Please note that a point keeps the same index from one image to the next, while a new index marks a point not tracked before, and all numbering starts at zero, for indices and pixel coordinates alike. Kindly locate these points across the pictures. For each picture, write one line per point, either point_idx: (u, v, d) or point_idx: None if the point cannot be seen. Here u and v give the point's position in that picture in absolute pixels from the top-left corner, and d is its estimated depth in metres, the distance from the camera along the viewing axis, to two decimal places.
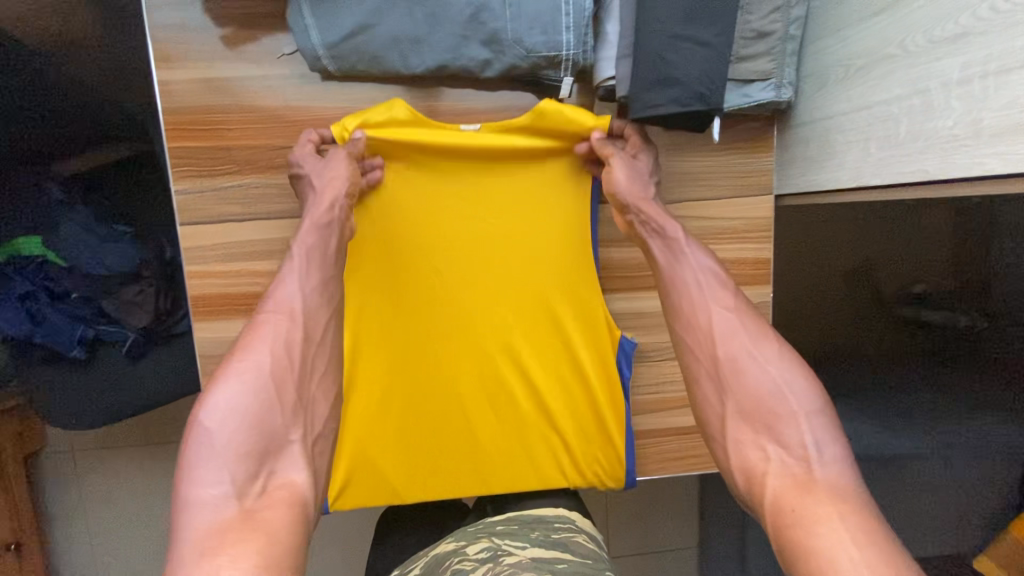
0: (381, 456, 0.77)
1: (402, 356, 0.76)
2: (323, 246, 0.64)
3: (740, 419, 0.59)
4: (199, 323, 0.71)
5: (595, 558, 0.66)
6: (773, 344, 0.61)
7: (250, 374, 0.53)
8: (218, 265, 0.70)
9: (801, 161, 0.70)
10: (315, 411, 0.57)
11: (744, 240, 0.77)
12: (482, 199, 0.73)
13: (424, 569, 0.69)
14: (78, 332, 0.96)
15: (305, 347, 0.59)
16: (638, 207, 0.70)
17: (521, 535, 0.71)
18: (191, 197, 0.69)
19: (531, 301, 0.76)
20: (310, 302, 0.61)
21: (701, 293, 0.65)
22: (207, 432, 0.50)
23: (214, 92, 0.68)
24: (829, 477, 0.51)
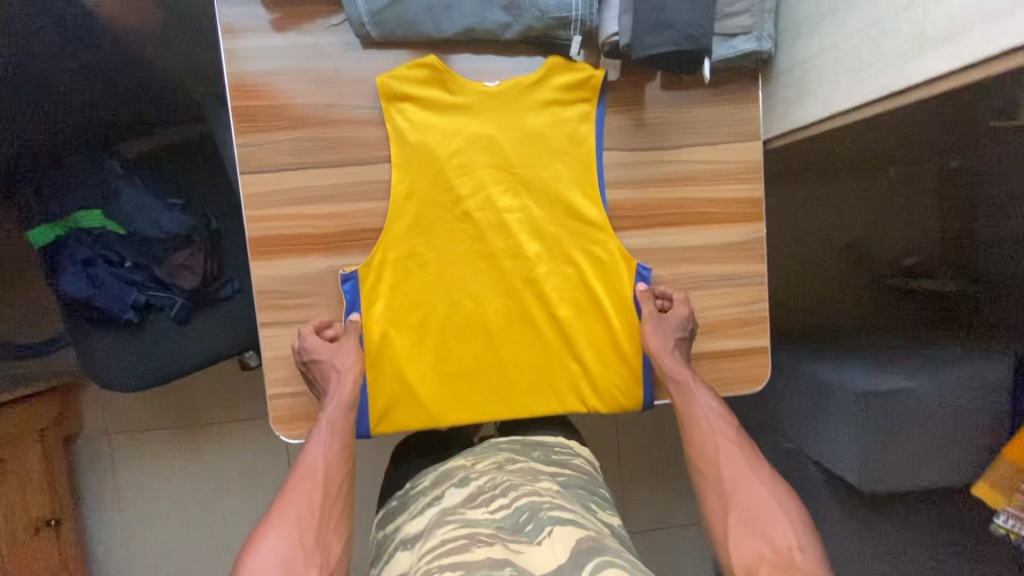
0: (421, 385, 0.85)
1: (434, 291, 0.84)
2: (342, 416, 0.78)
3: (739, 526, 0.70)
4: (256, 262, 0.80)
5: (585, 478, 0.89)
6: (767, 469, 0.75)
7: (280, 531, 0.65)
8: (274, 209, 0.79)
9: (784, 105, 0.80)
10: (332, 550, 0.67)
11: (737, 182, 0.86)
12: (506, 146, 0.83)
13: (435, 478, 0.89)
14: (131, 297, 1.04)
15: (326, 501, 0.71)
16: (658, 358, 0.83)
17: (525, 453, 0.93)
18: (251, 149, 0.79)
19: (549, 234, 0.86)
20: (330, 460, 0.74)
21: (709, 423, 0.80)
22: (249, 572, 0.62)
23: (270, 58, 0.78)
24: (811, 569, 0.62)
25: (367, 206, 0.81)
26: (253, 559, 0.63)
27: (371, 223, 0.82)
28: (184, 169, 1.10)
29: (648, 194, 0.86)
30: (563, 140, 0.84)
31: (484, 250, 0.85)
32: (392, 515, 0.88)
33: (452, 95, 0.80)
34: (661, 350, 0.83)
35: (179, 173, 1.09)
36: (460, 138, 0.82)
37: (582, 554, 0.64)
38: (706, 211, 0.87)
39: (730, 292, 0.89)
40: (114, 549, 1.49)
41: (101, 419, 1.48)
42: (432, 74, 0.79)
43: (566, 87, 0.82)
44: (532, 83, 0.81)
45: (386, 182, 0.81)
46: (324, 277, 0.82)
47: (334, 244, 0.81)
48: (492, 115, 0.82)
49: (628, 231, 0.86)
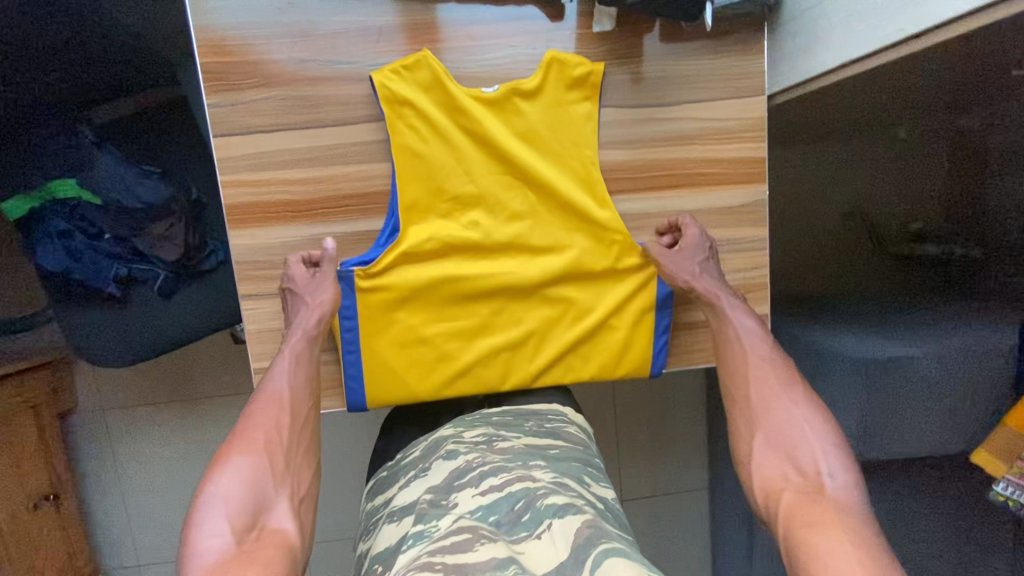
0: (415, 384, 0.81)
1: (432, 289, 0.80)
2: (308, 348, 0.75)
3: (765, 448, 0.69)
4: (234, 231, 0.77)
5: (586, 446, 0.81)
6: (802, 391, 0.73)
7: (250, 450, 0.65)
8: (250, 174, 0.75)
9: (791, 55, 0.75)
10: (302, 477, 0.68)
11: (739, 140, 0.82)
12: (503, 142, 0.77)
13: (426, 448, 0.79)
14: (113, 270, 1.01)
15: (293, 427, 0.71)
16: (691, 286, 0.79)
17: (517, 427, 0.82)
18: (223, 110, 0.74)
19: (552, 227, 0.81)
20: (296, 389, 0.73)
21: (742, 345, 0.78)
22: (213, 494, 0.61)
23: (237, 8, 0.72)
24: (838, 492, 0.61)
25: (350, 170, 0.77)
26: (218, 479, 0.62)
27: (351, 187, 0.78)
28: (155, 136, 1.04)
29: (645, 156, 0.81)
30: (574, 133, 0.79)
31: (486, 248, 0.80)
32: (382, 486, 0.77)
33: (446, 95, 0.76)
34: (688, 279, 0.79)
35: (151, 140, 1.04)
36: (451, 136, 0.77)
37: (582, 547, 0.54)
38: (706, 172, 0.82)
39: (730, 257, 0.85)
40: (117, 520, 1.51)
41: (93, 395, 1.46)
42: (430, 78, 0.75)
43: (568, 71, 0.77)
44: (534, 85, 0.77)
45: (368, 144, 0.77)
46: (306, 246, 0.78)
47: (316, 212, 0.78)
48: (495, 119, 0.77)
49: (626, 194, 0.82)
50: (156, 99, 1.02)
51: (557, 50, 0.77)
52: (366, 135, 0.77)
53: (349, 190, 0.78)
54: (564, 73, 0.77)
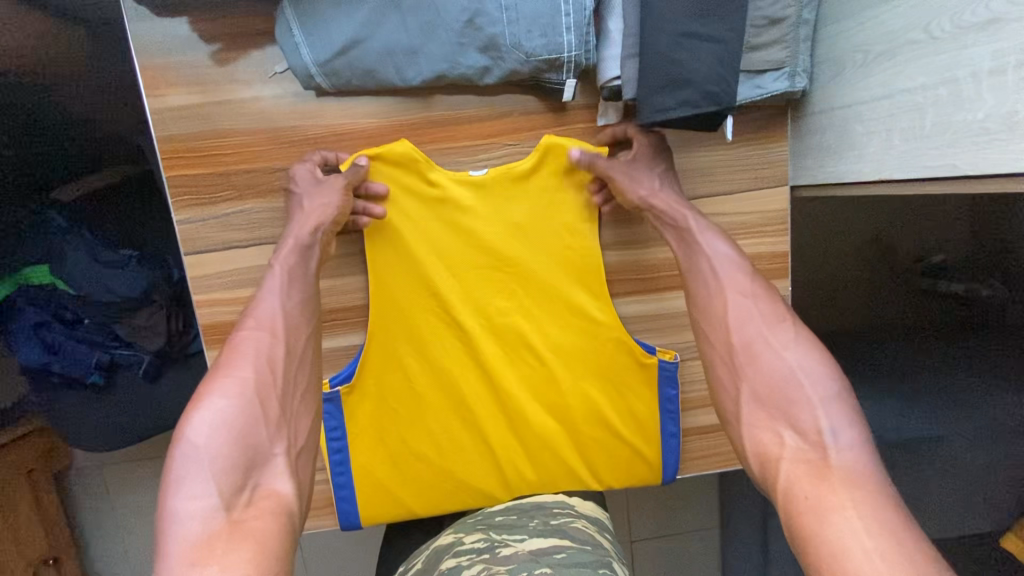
0: (406, 496, 0.76)
1: (423, 401, 0.74)
2: (302, 265, 0.64)
3: (754, 404, 0.58)
4: (211, 350, 0.71)
5: (594, 544, 0.65)
6: (792, 330, 0.59)
7: (236, 391, 0.53)
8: (226, 292, 0.69)
9: (818, 151, 0.68)
10: (301, 423, 0.57)
11: (759, 235, 0.75)
12: (490, 235, 0.71)
13: (427, 561, 0.69)
14: (94, 357, 0.96)
15: (289, 361, 0.59)
16: (648, 205, 0.68)
17: (521, 527, 0.69)
18: (193, 225, 0.68)
19: (552, 334, 0.74)
20: (290, 313, 0.61)
21: (718, 280, 0.64)
22: (190, 446, 0.49)
23: (203, 116, 0.66)
24: (847, 463, 0.49)
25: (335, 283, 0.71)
26: (196, 421, 0.51)
27: (336, 301, 0.74)
28: (130, 216, 0.96)
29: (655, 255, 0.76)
30: (570, 214, 0.72)
31: (476, 346, 0.73)
32: None
33: (425, 186, 0.69)
34: (645, 197, 0.68)
35: (125, 220, 0.96)
36: (434, 229, 0.70)
37: None
38: None
39: None
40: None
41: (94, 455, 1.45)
42: (409, 166, 0.68)
43: (566, 170, 0.70)
44: (526, 168, 0.70)
45: None
46: None
47: None
48: (481, 207, 0.70)
49: (633, 294, 0.77)
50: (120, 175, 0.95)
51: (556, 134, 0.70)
52: None
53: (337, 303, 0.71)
54: (562, 155, 0.70)
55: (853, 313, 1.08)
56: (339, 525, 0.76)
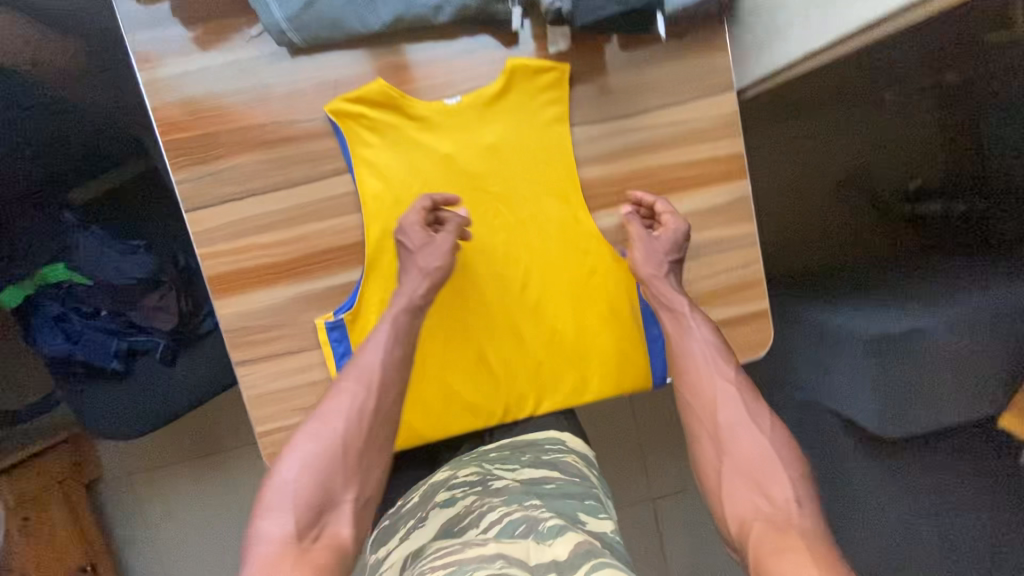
0: (413, 420, 0.81)
1: (423, 326, 0.80)
2: (409, 320, 0.73)
3: (733, 475, 0.70)
4: (220, 299, 0.77)
5: (582, 478, 0.79)
6: (770, 420, 0.73)
7: (319, 440, 0.67)
8: (227, 242, 0.75)
9: (754, 48, 0.74)
10: (370, 475, 0.69)
11: (714, 141, 0.80)
12: (467, 161, 0.76)
13: (423, 494, 0.79)
14: (113, 345, 1.03)
15: (374, 416, 0.70)
16: (652, 285, 0.78)
17: (513, 460, 0.82)
18: (192, 184, 0.74)
19: (536, 254, 0.80)
20: (387, 365, 0.71)
21: (708, 365, 0.76)
22: (279, 484, 0.65)
23: (192, 83, 0.73)
24: (804, 526, 0.64)
25: (325, 225, 0.77)
26: (284, 464, 0.66)
27: (329, 241, 0.77)
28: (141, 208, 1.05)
29: (623, 169, 0.80)
30: (538, 135, 0.77)
31: (464, 270, 0.80)
32: (384, 538, 0.75)
33: (402, 120, 0.75)
34: (652, 276, 0.78)
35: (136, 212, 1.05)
36: (414, 160, 0.76)
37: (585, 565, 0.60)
38: (683, 177, 0.81)
39: (721, 259, 0.83)
40: None
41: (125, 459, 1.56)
42: (385, 101, 0.74)
43: (535, 93, 0.76)
44: (494, 94, 0.75)
45: (341, 196, 0.76)
46: (293, 305, 0.78)
47: (298, 270, 0.77)
48: (453, 135, 0.76)
49: (606, 210, 0.81)
50: (128, 175, 1.04)
51: (518, 57, 0.75)
52: (337, 188, 0.76)
53: (329, 243, 0.77)
54: (528, 76, 0.75)
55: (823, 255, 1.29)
56: None
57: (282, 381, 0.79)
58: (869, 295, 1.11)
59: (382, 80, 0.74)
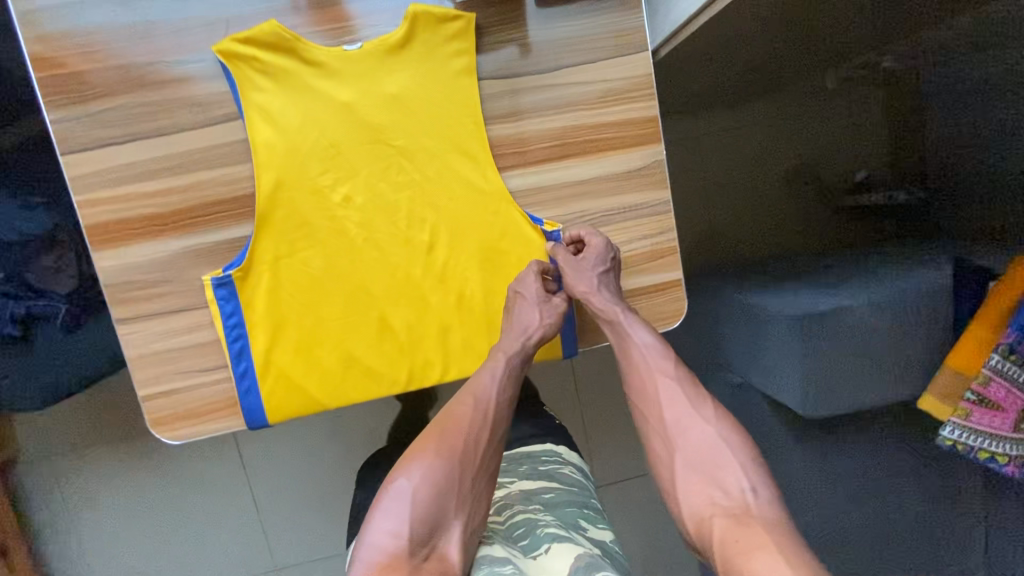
0: (313, 386, 0.77)
1: (322, 287, 0.76)
2: (520, 364, 0.77)
3: (687, 468, 0.68)
4: (98, 252, 0.72)
5: (580, 488, 0.80)
6: (711, 407, 0.72)
7: (446, 454, 0.68)
8: (107, 190, 0.71)
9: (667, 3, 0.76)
10: (481, 504, 0.68)
11: (628, 101, 0.78)
12: (370, 114, 0.74)
13: None
14: (8, 310, 0.94)
15: (488, 445, 0.72)
16: (586, 300, 0.78)
17: (511, 472, 0.83)
18: (68, 126, 0.69)
19: (439, 211, 0.77)
20: (501, 403, 0.74)
21: (648, 365, 0.75)
22: (399, 494, 0.65)
23: (65, 16, 0.68)
24: (764, 513, 0.61)
25: (215, 175, 0.72)
26: (410, 473, 0.67)
27: (219, 192, 0.73)
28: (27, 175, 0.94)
29: (534, 127, 0.77)
30: (444, 87, 0.74)
31: (367, 229, 0.76)
32: None
33: (298, 66, 0.72)
34: (586, 292, 0.78)
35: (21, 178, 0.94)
36: (312, 110, 0.73)
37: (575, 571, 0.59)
38: (597, 138, 0.78)
39: (635, 224, 0.81)
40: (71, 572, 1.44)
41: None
42: (278, 45, 0.71)
43: (440, 43, 0.74)
44: (397, 42, 0.73)
45: (233, 144, 0.72)
46: (179, 260, 0.73)
47: (185, 222, 0.73)
48: (353, 85, 0.73)
49: (517, 168, 0.78)
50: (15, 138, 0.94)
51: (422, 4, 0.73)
52: (229, 136, 0.72)
53: (219, 195, 0.73)
54: (432, 25, 0.73)
55: (762, 242, 1.23)
56: (246, 424, 0.76)
57: (168, 341, 0.75)
58: (798, 277, 1.13)
59: (277, 22, 0.71)
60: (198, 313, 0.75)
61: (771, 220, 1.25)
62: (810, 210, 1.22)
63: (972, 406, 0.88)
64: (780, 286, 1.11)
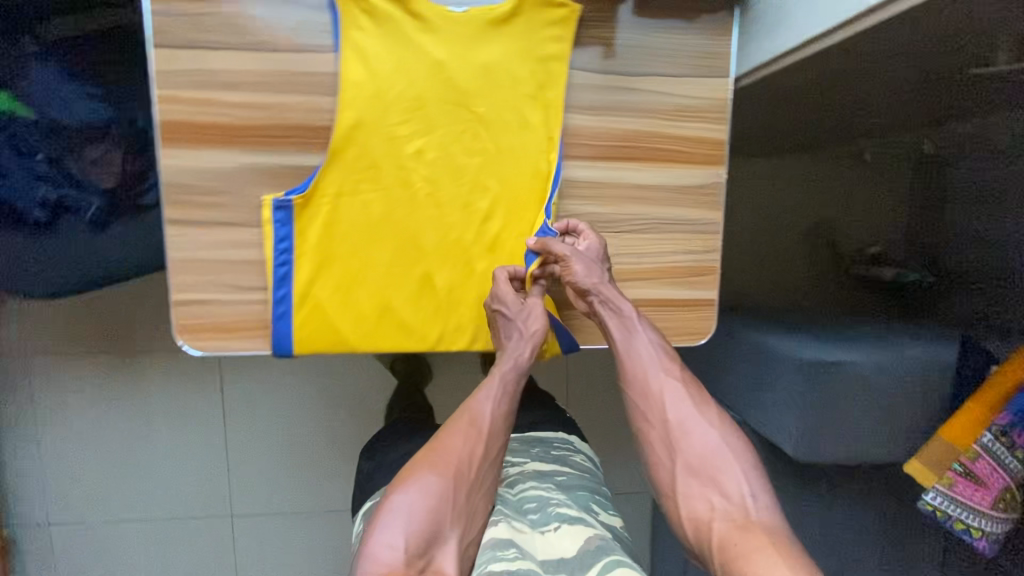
0: (346, 326, 0.77)
1: (375, 231, 0.77)
2: (516, 379, 0.78)
3: (688, 474, 0.69)
4: (166, 149, 0.72)
5: (590, 474, 0.85)
6: (716, 413, 0.74)
7: (443, 470, 0.69)
8: (190, 91, 0.71)
9: (760, 36, 0.79)
10: (476, 518, 0.69)
11: (702, 120, 0.81)
12: (459, 76, 0.75)
13: None
14: (41, 193, 0.95)
15: (484, 460, 0.72)
16: (597, 290, 0.78)
17: (524, 453, 0.87)
18: (167, 20, 0.70)
19: (504, 184, 0.79)
20: (496, 416, 0.76)
21: (651, 362, 0.76)
22: (397, 507, 0.66)
23: None
24: (764, 521, 0.63)
25: (299, 100, 0.73)
26: (408, 489, 0.68)
27: (299, 118, 0.74)
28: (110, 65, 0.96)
29: (612, 124, 0.80)
30: (535, 67, 0.77)
31: (431, 185, 0.77)
32: None
33: (402, 14, 0.73)
34: (595, 284, 0.77)
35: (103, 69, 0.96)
36: (406, 58, 0.74)
37: (591, 552, 0.64)
38: (665, 148, 0.81)
39: (683, 238, 0.83)
40: (28, 465, 1.50)
41: (31, 339, 1.44)
42: None
43: (540, 25, 0.76)
44: (503, 15, 0.75)
45: (324, 75, 0.73)
46: (243, 175, 0.74)
47: (258, 139, 0.73)
48: (449, 45, 0.75)
49: (586, 159, 0.80)
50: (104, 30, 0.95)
51: None
52: (322, 66, 0.73)
53: (299, 120, 0.73)
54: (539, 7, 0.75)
55: (775, 290, 1.28)
56: (271, 348, 0.77)
57: (215, 252, 0.74)
58: (810, 329, 1.17)
59: None
60: (250, 230, 0.75)
61: (787, 272, 1.31)
62: (823, 268, 1.30)
63: (957, 477, 0.92)
64: (796, 333, 1.15)
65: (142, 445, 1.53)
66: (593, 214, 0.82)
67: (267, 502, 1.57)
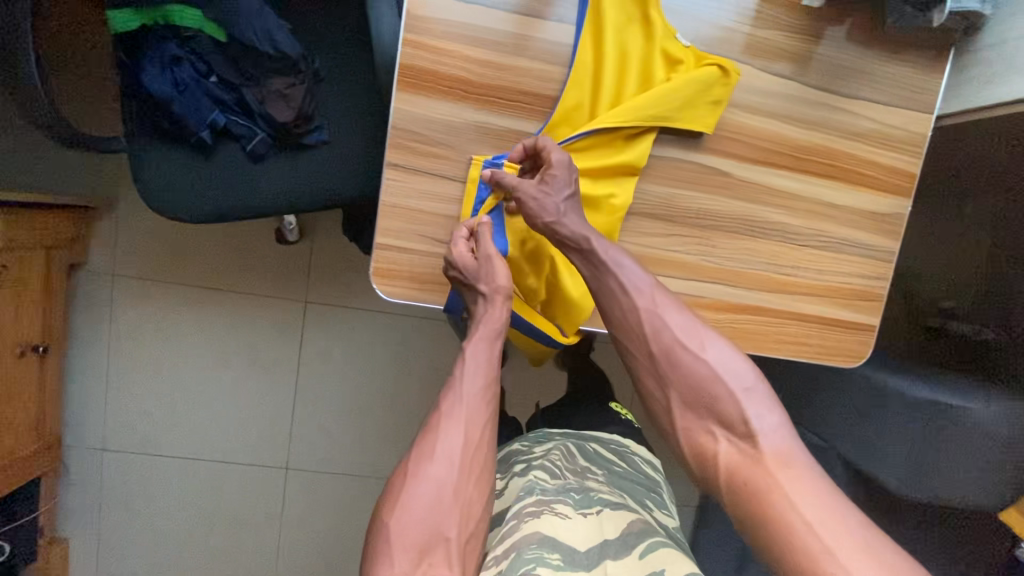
0: None
1: None
2: (490, 347, 0.75)
3: (685, 409, 0.69)
4: (401, 93, 0.72)
5: (642, 475, 0.92)
6: (705, 335, 0.71)
7: (422, 473, 0.64)
8: (435, 40, 0.71)
9: (978, 80, 0.81)
10: (473, 509, 0.65)
11: (900, 151, 0.83)
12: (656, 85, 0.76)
13: (504, 455, 0.93)
14: (212, 115, 0.93)
15: (466, 445, 0.68)
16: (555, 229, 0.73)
17: (583, 442, 0.95)
18: None
19: (704, 181, 0.81)
20: (471, 397, 0.71)
21: (628, 289, 0.72)
22: (392, 522, 0.62)
23: None
24: (772, 444, 0.63)
25: (535, 67, 0.74)
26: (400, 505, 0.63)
27: (529, 84, 0.75)
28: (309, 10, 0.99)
29: (816, 140, 0.81)
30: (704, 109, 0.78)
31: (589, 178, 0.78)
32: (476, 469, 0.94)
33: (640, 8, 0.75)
34: (556, 218, 0.73)
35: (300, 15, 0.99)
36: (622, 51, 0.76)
37: (635, 536, 0.69)
38: (860, 172, 0.83)
39: (857, 260, 0.86)
40: (90, 388, 1.48)
41: (124, 262, 1.43)
42: None
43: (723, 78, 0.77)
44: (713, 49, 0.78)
45: (561, 46, 0.74)
46: (467, 131, 0.75)
47: (489, 98, 0.74)
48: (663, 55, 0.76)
49: (785, 170, 0.82)
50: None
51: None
52: (562, 37, 0.74)
53: (530, 87, 0.75)
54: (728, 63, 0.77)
55: None
56: (445, 306, 0.78)
57: (424, 202, 0.76)
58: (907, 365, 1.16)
59: None
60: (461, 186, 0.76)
61: None
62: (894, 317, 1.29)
63: None
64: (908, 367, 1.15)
65: (206, 386, 1.50)
66: (779, 223, 0.83)
67: (323, 459, 1.56)
